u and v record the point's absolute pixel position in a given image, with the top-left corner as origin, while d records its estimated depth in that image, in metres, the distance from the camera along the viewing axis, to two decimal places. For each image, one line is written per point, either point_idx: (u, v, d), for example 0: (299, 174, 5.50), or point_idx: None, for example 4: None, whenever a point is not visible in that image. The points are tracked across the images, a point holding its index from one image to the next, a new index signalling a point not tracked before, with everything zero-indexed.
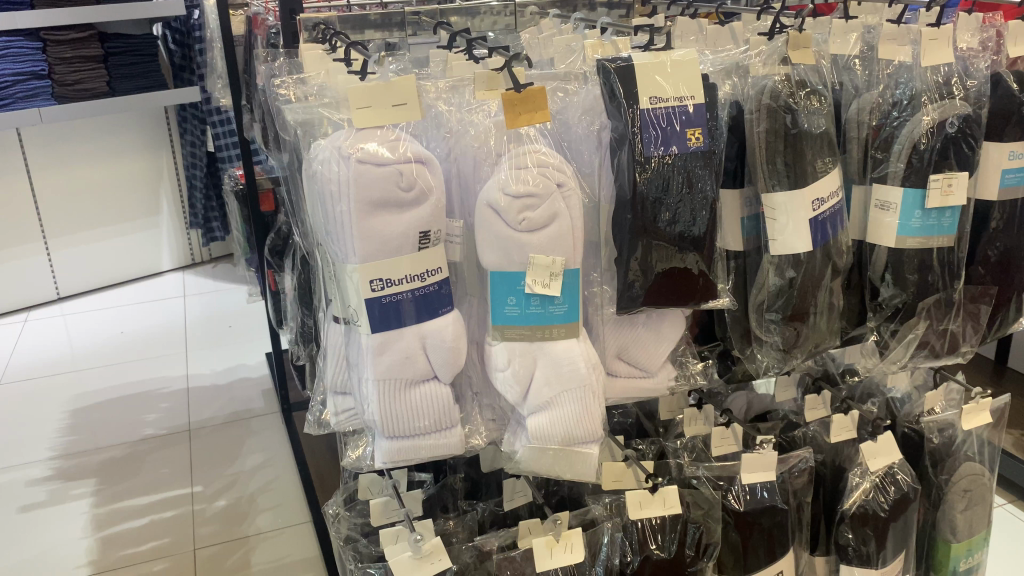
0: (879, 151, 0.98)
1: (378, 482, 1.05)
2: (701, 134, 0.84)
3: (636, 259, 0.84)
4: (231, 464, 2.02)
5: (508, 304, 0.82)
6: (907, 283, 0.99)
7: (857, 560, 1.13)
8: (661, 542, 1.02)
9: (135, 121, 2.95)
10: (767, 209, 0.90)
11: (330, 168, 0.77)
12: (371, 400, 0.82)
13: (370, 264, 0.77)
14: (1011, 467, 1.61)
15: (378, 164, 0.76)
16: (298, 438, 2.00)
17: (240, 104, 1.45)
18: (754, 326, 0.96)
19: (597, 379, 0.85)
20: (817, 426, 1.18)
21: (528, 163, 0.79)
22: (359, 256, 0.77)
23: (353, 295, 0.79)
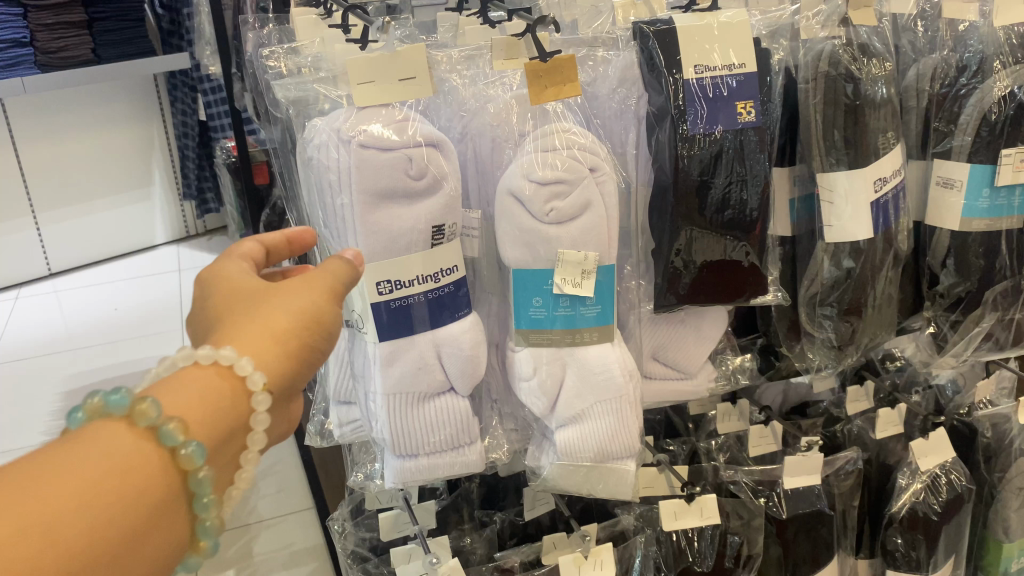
0: (943, 123, 0.88)
1: (387, 490, 0.92)
2: (753, 106, 0.73)
3: (679, 250, 0.74)
4: None
5: (533, 305, 0.71)
6: (972, 271, 0.89)
7: (905, 565, 1.05)
8: (698, 553, 0.94)
9: (125, 89, 2.60)
10: (824, 191, 0.80)
11: (328, 154, 0.66)
12: (379, 416, 0.72)
13: (378, 262, 0.67)
14: None
15: (383, 150, 0.65)
16: None
17: (230, 73, 1.31)
18: (804, 321, 0.86)
19: (634, 388, 0.75)
20: (861, 423, 1.11)
21: (556, 145, 0.69)
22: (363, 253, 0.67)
23: (357, 299, 0.69)
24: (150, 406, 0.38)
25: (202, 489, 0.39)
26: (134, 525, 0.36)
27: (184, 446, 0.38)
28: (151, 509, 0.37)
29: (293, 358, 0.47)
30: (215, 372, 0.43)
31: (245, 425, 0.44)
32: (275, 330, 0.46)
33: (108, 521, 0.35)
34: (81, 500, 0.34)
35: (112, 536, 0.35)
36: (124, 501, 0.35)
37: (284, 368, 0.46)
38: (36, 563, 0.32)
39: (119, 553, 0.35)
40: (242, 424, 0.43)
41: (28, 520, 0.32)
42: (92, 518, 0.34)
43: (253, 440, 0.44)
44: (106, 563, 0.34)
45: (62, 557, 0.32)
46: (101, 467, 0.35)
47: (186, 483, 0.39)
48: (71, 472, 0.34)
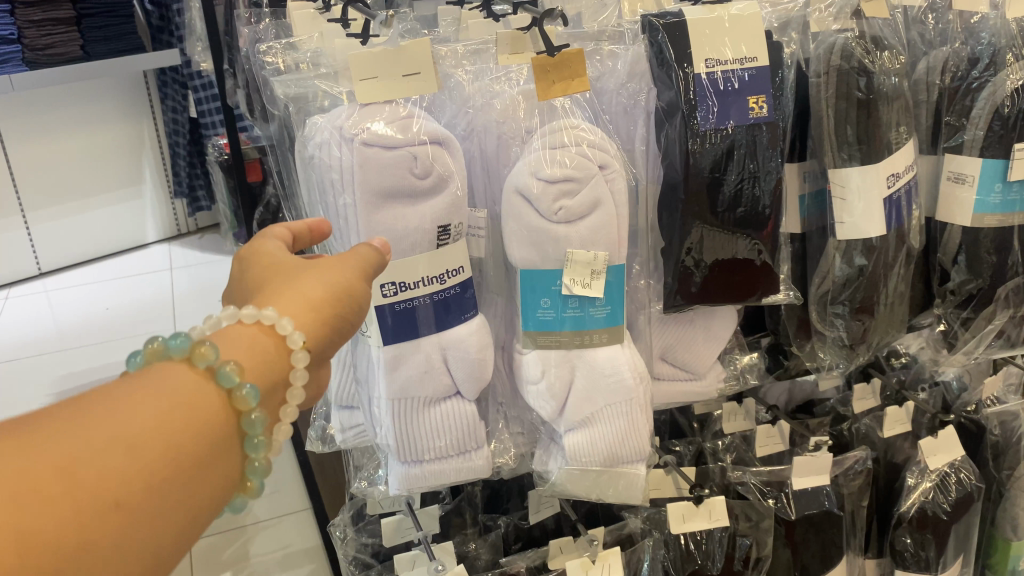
0: (954, 116, 0.87)
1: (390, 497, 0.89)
2: (765, 101, 0.71)
3: (690, 248, 0.72)
4: None
5: (541, 306, 0.70)
6: (984, 268, 0.88)
7: (914, 565, 1.04)
8: (708, 555, 0.93)
9: (115, 86, 2.57)
10: (836, 187, 0.78)
11: (330, 153, 0.64)
12: (384, 421, 0.70)
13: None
14: None
15: (387, 148, 0.63)
16: None
17: (223, 69, 1.28)
18: (815, 320, 0.85)
19: (644, 391, 0.74)
20: (869, 422, 1.09)
21: (564, 141, 0.67)
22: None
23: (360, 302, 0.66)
24: (207, 349, 0.40)
25: (256, 430, 0.40)
26: (200, 454, 0.37)
27: (239, 387, 0.40)
28: (212, 442, 0.38)
29: (326, 324, 0.48)
30: (258, 330, 0.44)
31: (285, 382, 0.45)
32: (311, 298, 0.48)
33: (178, 445, 0.35)
34: (156, 422, 0.35)
35: (182, 460, 0.36)
36: (189, 429, 0.36)
37: (319, 334, 0.48)
38: (118, 475, 0.32)
39: (187, 477, 0.36)
40: (283, 380, 0.45)
41: (108, 435, 0.33)
42: (168, 437, 0.35)
43: (291, 397, 0.45)
44: (176, 488, 0.35)
45: (141, 471, 0.33)
46: (170, 397, 0.37)
47: (240, 424, 0.40)
48: (139, 400, 0.35)
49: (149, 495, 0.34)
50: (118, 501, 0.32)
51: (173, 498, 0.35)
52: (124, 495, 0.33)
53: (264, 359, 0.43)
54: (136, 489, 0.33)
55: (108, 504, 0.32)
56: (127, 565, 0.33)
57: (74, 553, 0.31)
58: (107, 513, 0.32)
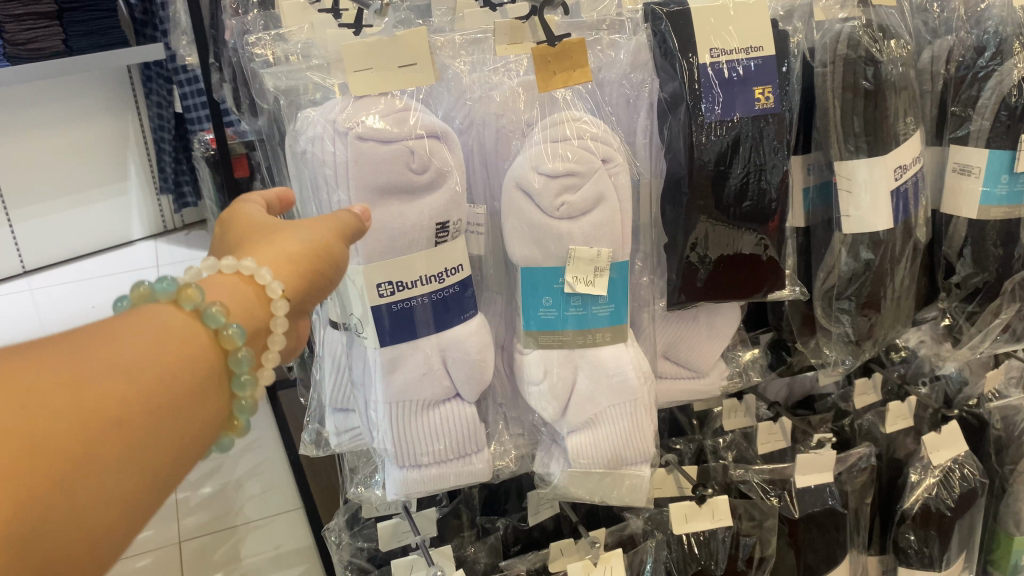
0: (960, 107, 0.85)
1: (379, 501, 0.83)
2: (772, 91, 0.69)
3: (695, 244, 0.70)
4: None
5: (543, 305, 0.67)
6: (989, 261, 0.86)
7: (918, 562, 1.02)
8: (711, 554, 0.92)
9: (98, 81, 2.52)
10: (842, 180, 0.76)
11: (323, 148, 0.62)
12: (381, 425, 0.68)
13: (379, 262, 0.62)
14: None
15: (383, 142, 0.61)
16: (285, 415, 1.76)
17: (209, 62, 1.25)
18: (820, 316, 0.83)
19: (648, 390, 0.72)
20: (872, 417, 1.07)
21: (566, 134, 0.64)
22: (362, 253, 0.62)
23: (356, 302, 0.64)
24: (194, 291, 0.41)
25: (242, 368, 0.42)
26: (191, 385, 0.38)
27: (226, 327, 0.41)
28: (203, 376, 0.39)
29: (304, 279, 0.49)
30: (238, 279, 0.45)
31: (266, 329, 0.46)
32: (290, 252, 0.49)
33: (170, 374, 0.37)
34: (148, 351, 0.36)
35: (176, 388, 0.37)
36: (180, 361, 0.38)
37: (298, 285, 0.49)
38: (117, 394, 0.34)
39: (181, 403, 0.37)
40: (264, 328, 0.46)
41: (103, 359, 0.34)
42: (161, 365, 0.36)
43: (272, 343, 0.46)
44: (171, 413, 0.36)
45: (139, 393, 0.34)
46: (160, 331, 0.38)
47: (227, 363, 0.41)
48: (131, 333, 0.36)
49: (147, 416, 0.35)
50: (118, 418, 0.33)
51: (169, 422, 0.36)
52: (125, 413, 0.34)
53: (246, 307, 0.44)
54: (133, 411, 0.34)
55: (108, 419, 0.33)
56: (127, 482, 0.34)
57: (77, 465, 0.32)
58: (108, 429, 0.33)
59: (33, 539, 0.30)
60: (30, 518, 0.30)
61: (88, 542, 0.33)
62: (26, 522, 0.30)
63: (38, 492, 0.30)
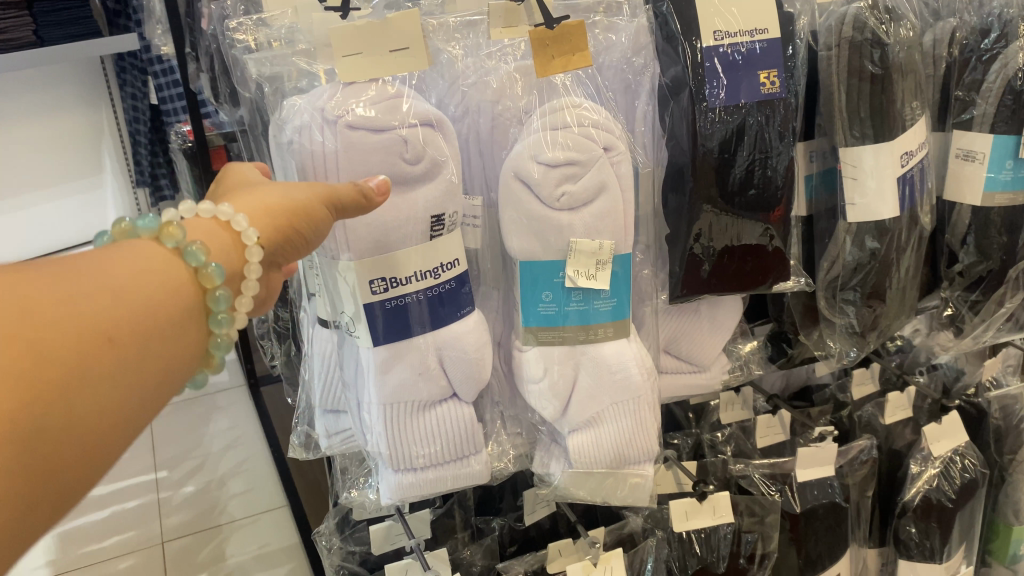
0: (964, 91, 0.83)
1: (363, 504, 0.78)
2: (777, 76, 0.67)
3: (699, 234, 0.67)
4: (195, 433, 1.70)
5: (543, 300, 0.64)
6: (993, 249, 0.84)
7: (920, 555, 1.00)
8: (713, 551, 0.89)
9: (70, 73, 2.46)
10: (847, 167, 0.74)
11: (308, 137, 0.58)
12: (375, 427, 0.65)
13: (372, 256, 0.59)
14: None
15: (375, 131, 0.58)
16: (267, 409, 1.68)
17: (185, 52, 1.20)
18: (824, 308, 0.81)
19: (651, 386, 0.69)
20: (872, 409, 1.05)
21: (567, 121, 0.62)
22: (353, 248, 0.59)
23: (347, 300, 0.61)
24: (175, 230, 0.44)
25: (219, 307, 0.45)
26: (171, 314, 0.41)
27: (206, 266, 0.44)
28: (178, 306, 0.42)
29: (279, 230, 0.52)
30: (215, 224, 0.48)
31: (239, 273, 0.49)
32: (268, 204, 0.51)
33: (151, 303, 0.39)
34: (135, 280, 0.39)
35: (159, 315, 0.40)
36: (165, 292, 0.41)
37: (273, 237, 0.51)
38: (103, 315, 0.36)
39: (165, 330, 0.40)
40: (238, 272, 0.48)
41: (88, 284, 0.36)
42: (146, 294, 0.39)
43: (246, 289, 0.49)
44: (157, 338, 0.39)
45: (122, 315, 0.37)
46: (145, 264, 0.41)
47: (205, 301, 0.44)
48: (111, 265, 0.39)
49: (134, 337, 0.37)
50: (107, 336, 0.36)
51: (149, 346, 0.39)
52: (115, 334, 0.36)
53: (222, 250, 0.47)
54: (124, 332, 0.37)
55: (104, 337, 0.36)
56: (122, 397, 0.37)
57: (77, 375, 0.34)
58: (100, 345, 0.35)
59: (35, 441, 0.32)
60: (35, 420, 0.32)
61: (81, 452, 0.35)
62: (31, 424, 0.32)
63: (40, 397, 0.32)
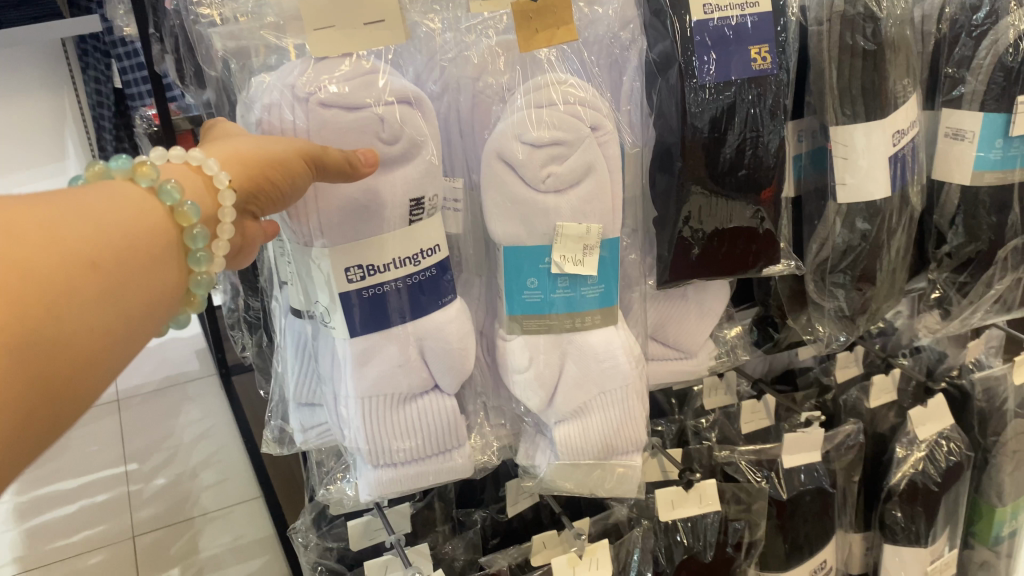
0: (953, 67, 0.81)
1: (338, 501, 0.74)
2: (769, 51, 0.64)
3: (689, 216, 0.65)
4: (163, 427, 1.64)
5: (528, 287, 0.62)
6: (982, 230, 0.83)
7: (905, 539, 0.99)
8: (698, 538, 0.88)
9: (29, 55, 2.38)
10: (838, 147, 0.71)
11: (278, 116, 0.54)
12: (351, 421, 0.62)
13: (346, 242, 0.56)
14: None
15: (348, 109, 0.54)
16: (240, 400, 1.62)
17: (148, 32, 1.15)
18: (812, 291, 0.79)
19: (640, 373, 0.67)
20: (857, 392, 1.04)
21: (551, 99, 0.58)
22: (327, 234, 0.56)
23: (321, 289, 0.58)
24: (149, 168, 0.44)
25: (198, 244, 0.45)
26: (150, 249, 0.42)
27: (182, 204, 0.44)
28: (155, 244, 0.42)
29: (255, 180, 0.50)
30: (187, 167, 0.47)
31: (214, 218, 0.47)
32: (241, 152, 0.49)
33: (130, 235, 0.40)
34: (113, 214, 0.40)
35: (137, 247, 0.40)
36: (144, 227, 0.41)
37: (248, 186, 0.49)
38: (86, 241, 0.37)
39: (144, 264, 0.41)
40: (213, 216, 0.47)
41: (72, 214, 0.37)
42: (125, 228, 0.40)
43: (222, 234, 0.48)
44: (136, 269, 0.40)
45: (107, 243, 0.38)
46: (123, 201, 0.41)
47: (183, 239, 0.45)
48: (89, 197, 0.40)
49: (116, 265, 0.38)
50: (94, 262, 0.37)
51: (131, 277, 0.40)
52: (96, 259, 0.37)
53: (196, 193, 0.46)
54: (105, 259, 0.38)
55: (87, 261, 0.37)
56: (104, 322, 0.38)
57: (64, 293, 0.35)
58: (85, 269, 0.36)
59: (28, 354, 0.34)
60: (25, 331, 0.33)
61: (68, 372, 0.36)
62: (22, 334, 0.33)
63: (30, 312, 0.33)
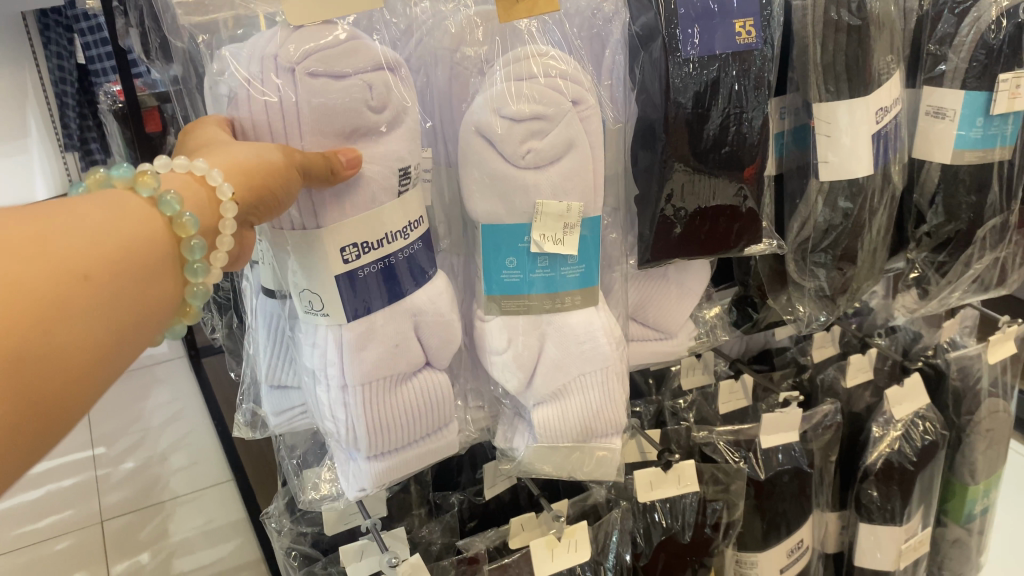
0: (935, 46, 0.80)
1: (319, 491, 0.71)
2: (754, 25, 0.62)
3: (671, 194, 0.63)
4: (131, 410, 1.61)
5: (507, 267, 0.60)
6: (961, 209, 0.83)
7: (880, 518, 1.00)
8: (675, 518, 0.87)
9: None
10: (821, 125, 0.70)
11: (264, 89, 0.50)
12: (341, 408, 0.58)
13: (344, 219, 0.53)
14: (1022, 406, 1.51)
15: (337, 77, 0.51)
16: (211, 383, 1.60)
17: (111, 5, 1.12)
18: (792, 271, 0.78)
19: (621, 355, 0.66)
20: (835, 372, 1.04)
21: (532, 71, 0.56)
22: (321, 215, 0.53)
23: (310, 276, 0.54)
24: (150, 176, 0.42)
25: (195, 256, 0.43)
26: (147, 260, 0.40)
27: (182, 215, 0.42)
28: (154, 255, 0.40)
29: (254, 190, 0.48)
30: (189, 179, 0.46)
31: (214, 230, 0.47)
32: (240, 163, 0.47)
33: (125, 244, 0.38)
34: (106, 224, 0.38)
35: (133, 258, 0.39)
36: (140, 236, 0.40)
37: (249, 196, 0.48)
38: (76, 254, 0.35)
39: (140, 274, 0.39)
40: (212, 227, 0.47)
41: (62, 226, 0.36)
42: (120, 238, 0.38)
43: (222, 245, 0.47)
44: (132, 281, 0.38)
45: (100, 255, 0.36)
46: (116, 209, 0.40)
47: (181, 251, 0.43)
48: (81, 206, 0.38)
49: (110, 276, 0.37)
50: (86, 275, 0.35)
51: (128, 287, 0.38)
52: (89, 271, 0.36)
53: (196, 205, 0.45)
54: (98, 271, 0.36)
55: (78, 275, 0.35)
56: (97, 336, 0.36)
57: (52, 310, 0.34)
58: (75, 283, 0.35)
59: (17, 372, 0.32)
60: (12, 351, 0.32)
61: (59, 388, 0.34)
62: (9, 354, 0.32)
63: (16, 330, 0.32)
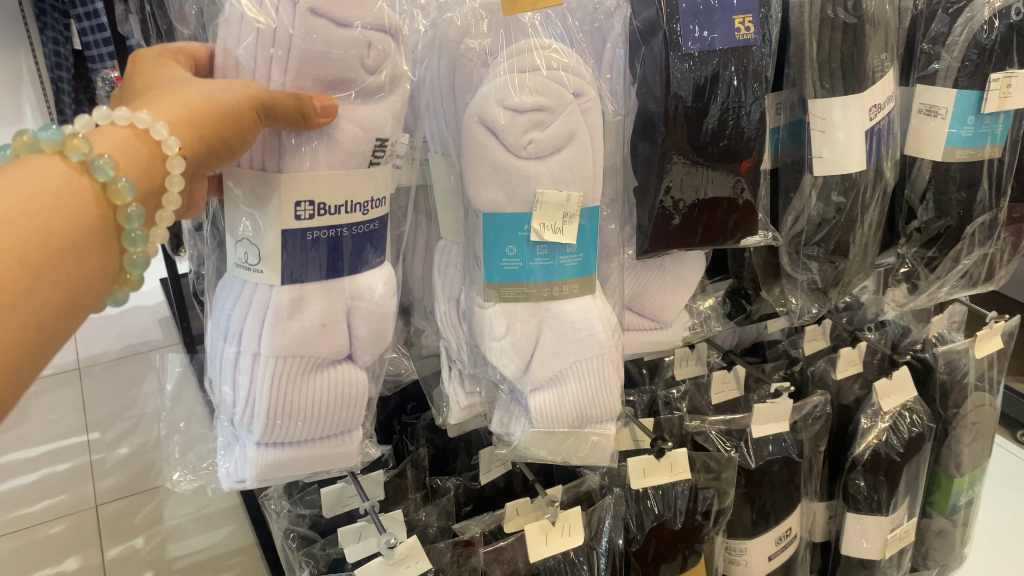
0: (930, 45, 0.81)
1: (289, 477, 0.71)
2: (752, 22, 0.64)
3: (671, 185, 0.65)
4: (127, 396, 1.62)
5: (506, 254, 0.61)
6: (951, 205, 0.84)
7: (867, 507, 1.02)
8: (666, 506, 0.89)
9: None
10: (815, 120, 0.72)
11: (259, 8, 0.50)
12: (248, 383, 0.57)
13: (296, 176, 0.52)
14: (1010, 403, 1.54)
15: (338, 24, 0.50)
16: None
17: None
18: (785, 263, 0.80)
19: (615, 342, 0.67)
20: (825, 364, 1.06)
21: (535, 63, 0.58)
22: (285, 160, 0.53)
23: (263, 239, 0.54)
24: (80, 141, 0.42)
25: (133, 224, 0.44)
26: (71, 239, 0.41)
27: (115, 181, 0.43)
28: (77, 233, 0.42)
29: (207, 137, 0.48)
30: (131, 134, 0.46)
31: (162, 185, 0.47)
32: (193, 111, 0.48)
33: (45, 229, 0.40)
34: (23, 208, 0.39)
35: (55, 241, 0.40)
36: (61, 216, 0.41)
37: (200, 146, 0.48)
38: None
39: (65, 256, 0.41)
40: (160, 182, 0.47)
41: None
42: (38, 221, 0.40)
43: (171, 201, 0.48)
44: (55, 264, 0.40)
45: (12, 249, 0.38)
46: (37, 188, 0.41)
47: (117, 218, 0.44)
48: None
49: (25, 267, 0.39)
50: None
51: (50, 274, 0.40)
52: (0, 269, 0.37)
53: (137, 165, 0.46)
54: (11, 266, 0.38)
55: None
56: (17, 327, 0.38)
57: None
58: None
59: None
60: None
61: None
62: None
63: None
